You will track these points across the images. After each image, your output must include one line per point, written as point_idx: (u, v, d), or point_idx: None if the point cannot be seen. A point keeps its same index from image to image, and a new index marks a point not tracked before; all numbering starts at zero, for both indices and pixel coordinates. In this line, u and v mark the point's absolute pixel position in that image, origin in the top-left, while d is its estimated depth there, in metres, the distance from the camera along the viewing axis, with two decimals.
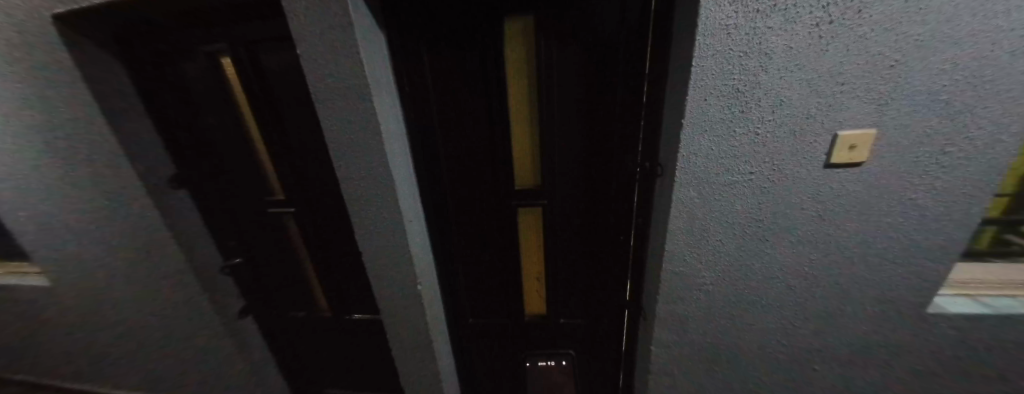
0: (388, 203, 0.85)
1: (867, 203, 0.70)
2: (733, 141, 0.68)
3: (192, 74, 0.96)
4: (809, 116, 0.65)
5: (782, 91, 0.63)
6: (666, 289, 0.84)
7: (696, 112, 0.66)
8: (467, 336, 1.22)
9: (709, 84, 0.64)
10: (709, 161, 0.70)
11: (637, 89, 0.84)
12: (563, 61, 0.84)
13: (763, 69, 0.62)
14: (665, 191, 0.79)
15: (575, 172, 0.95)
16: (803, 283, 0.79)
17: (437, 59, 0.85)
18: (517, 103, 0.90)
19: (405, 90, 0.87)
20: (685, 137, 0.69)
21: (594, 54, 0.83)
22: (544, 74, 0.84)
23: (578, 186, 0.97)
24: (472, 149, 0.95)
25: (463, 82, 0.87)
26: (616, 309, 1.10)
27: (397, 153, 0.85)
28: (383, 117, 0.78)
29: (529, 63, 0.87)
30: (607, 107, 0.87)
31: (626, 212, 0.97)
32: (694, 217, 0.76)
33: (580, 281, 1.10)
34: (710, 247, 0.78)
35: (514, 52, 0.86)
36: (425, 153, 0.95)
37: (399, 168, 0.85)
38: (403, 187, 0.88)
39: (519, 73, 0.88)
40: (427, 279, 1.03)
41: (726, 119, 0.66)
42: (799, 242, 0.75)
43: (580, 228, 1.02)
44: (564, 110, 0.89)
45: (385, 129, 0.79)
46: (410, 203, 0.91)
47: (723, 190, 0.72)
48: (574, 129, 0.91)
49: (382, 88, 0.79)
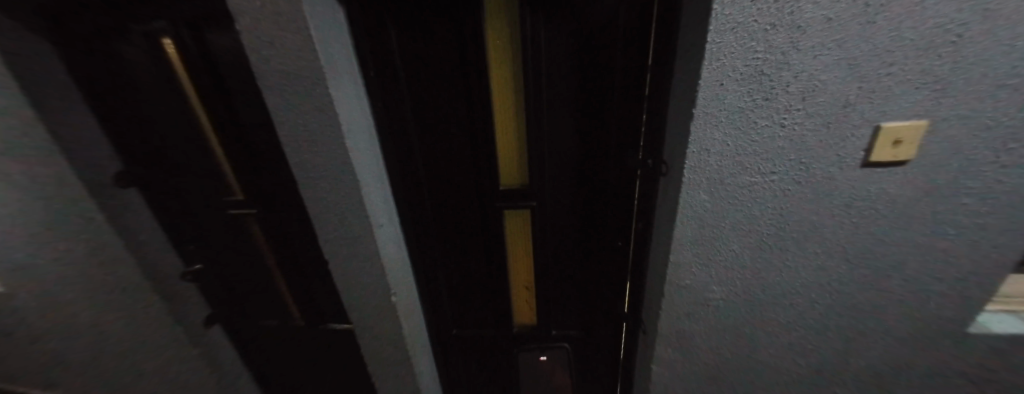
0: (353, 207, 0.74)
1: (910, 209, 0.59)
2: (754, 135, 0.57)
3: (132, 58, 0.84)
4: (848, 104, 0.54)
5: (816, 73, 0.52)
6: (669, 303, 0.74)
7: (712, 99, 0.55)
8: (451, 348, 1.12)
9: (728, 65, 0.53)
10: (724, 158, 0.59)
11: (639, 74, 0.73)
12: (553, 42, 0.72)
13: (794, 46, 0.51)
14: (671, 192, 0.68)
15: (568, 171, 0.85)
16: (827, 299, 0.68)
17: (408, 41, 0.74)
18: (502, 91, 0.79)
19: (370, 75, 0.74)
20: (696, 130, 0.58)
21: (591, 34, 0.71)
22: (532, 57, 0.72)
23: (572, 187, 0.86)
24: (451, 145, 0.85)
25: (439, 67, 0.76)
26: (611, 319, 1.00)
27: (363, 150, 0.73)
28: (344, 106, 0.66)
29: (515, 43, 0.74)
30: (605, 94, 0.76)
31: (624, 216, 0.86)
32: (704, 222, 0.65)
33: (573, 290, 1.00)
34: (723, 257, 0.68)
35: (496, 30, 0.73)
36: (398, 148, 0.83)
37: (366, 165, 0.74)
38: (371, 188, 0.76)
39: (503, 56, 0.76)
40: (404, 289, 0.92)
41: (748, 109, 0.55)
42: (826, 254, 0.64)
43: (575, 231, 0.92)
44: (555, 99, 0.77)
45: (346, 122, 0.67)
46: (381, 203, 0.80)
47: (739, 192, 0.61)
48: (567, 121, 0.80)
49: (343, 71, 0.66)
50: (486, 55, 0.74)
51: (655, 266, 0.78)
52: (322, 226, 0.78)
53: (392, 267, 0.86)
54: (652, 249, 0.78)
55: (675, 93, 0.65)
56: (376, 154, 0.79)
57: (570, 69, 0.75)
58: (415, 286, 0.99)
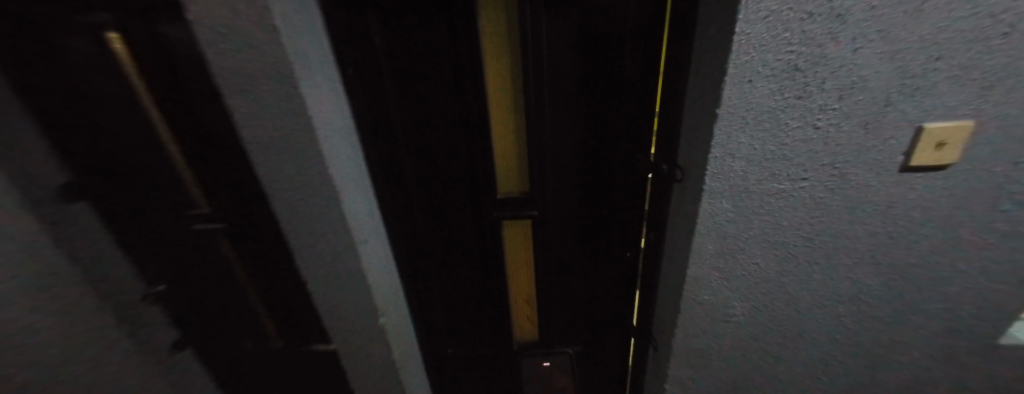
0: (334, 225, 0.66)
1: (947, 218, 0.54)
2: (784, 137, 0.51)
3: (60, 50, 0.65)
4: (888, 103, 0.48)
5: (855, 68, 0.46)
6: (684, 320, 0.69)
7: (738, 98, 0.49)
8: (446, 366, 1.05)
9: (758, 60, 0.46)
10: (749, 164, 0.53)
11: (647, 71, 0.67)
12: (555, 35, 0.65)
13: (832, 37, 0.45)
14: (687, 201, 0.62)
15: (571, 176, 0.78)
16: (857, 317, 0.63)
17: (389, 35, 0.66)
18: (498, 90, 0.71)
19: (348, 73, 0.65)
20: (719, 134, 0.51)
21: (596, 27, 0.64)
22: (532, 52, 0.65)
23: (576, 193, 0.80)
24: (443, 150, 0.77)
25: (429, 64, 0.68)
26: (616, 331, 0.95)
27: (344, 159, 0.64)
28: (319, 111, 0.56)
29: (512, 38, 0.67)
30: (611, 93, 0.70)
31: (632, 222, 0.81)
32: (725, 234, 0.59)
33: (577, 303, 0.93)
34: (744, 271, 0.62)
35: (492, 22, 0.65)
36: (385, 154, 0.76)
37: (348, 177, 0.65)
38: (354, 201, 0.67)
39: (499, 51, 0.68)
40: (394, 310, 0.84)
41: (778, 109, 0.49)
42: (859, 268, 0.58)
43: (580, 241, 0.86)
44: (557, 99, 0.71)
45: (325, 129, 0.58)
46: (367, 217, 0.72)
47: (765, 201, 0.56)
48: (570, 123, 0.73)
49: (318, 70, 0.57)
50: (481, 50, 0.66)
51: (668, 279, 0.72)
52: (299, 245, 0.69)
53: (381, 287, 0.77)
54: (663, 261, 0.72)
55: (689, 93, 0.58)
56: (359, 162, 0.70)
57: (573, 65, 0.68)
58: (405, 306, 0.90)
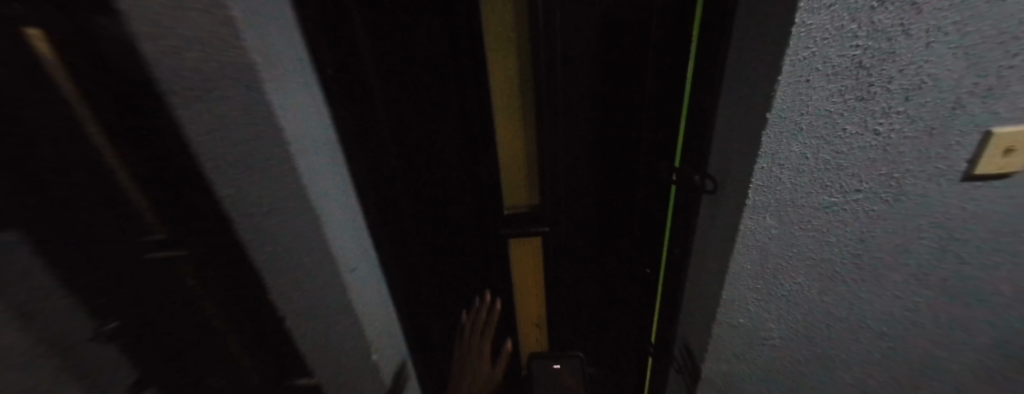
0: (311, 262, 0.52)
1: (1012, 234, 0.48)
2: (840, 145, 0.44)
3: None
4: (957, 105, 0.42)
5: (925, 65, 0.40)
6: (716, 345, 0.63)
7: (793, 101, 0.42)
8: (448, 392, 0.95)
9: (819, 56, 0.40)
10: (800, 176, 0.47)
11: (671, 71, 0.61)
12: (569, 28, 0.57)
13: (903, 29, 0.38)
14: (722, 215, 0.55)
15: (585, 187, 0.71)
16: (910, 343, 0.57)
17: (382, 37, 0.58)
18: (503, 93, 0.64)
19: (328, 74, 0.55)
20: (768, 141, 0.45)
21: (617, 23, 0.57)
22: (543, 49, 0.57)
23: (591, 206, 0.73)
24: (441, 164, 0.71)
25: (426, 66, 0.61)
26: (631, 352, 0.89)
27: (324, 177, 0.53)
28: (291, 121, 0.44)
29: (519, 34, 0.60)
30: (630, 96, 0.63)
31: (653, 238, 0.75)
32: (767, 253, 0.53)
33: (590, 323, 0.86)
34: (784, 293, 0.56)
35: (496, 17, 0.59)
36: (377, 170, 0.66)
37: (331, 200, 0.55)
38: (336, 226, 0.56)
39: (505, 50, 0.61)
40: (387, 342, 0.74)
41: (836, 113, 0.43)
42: (918, 290, 0.52)
43: (595, 258, 0.78)
44: (571, 102, 0.63)
45: (302, 144, 0.47)
46: (353, 240, 0.62)
47: (814, 215, 0.49)
48: (584, 129, 0.66)
49: (296, 72, 0.47)
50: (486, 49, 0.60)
51: (693, 300, 0.68)
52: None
53: (371, 319, 0.68)
54: (689, 281, 0.68)
55: (725, 97, 0.53)
56: (343, 178, 0.60)
57: (589, 64, 0.60)
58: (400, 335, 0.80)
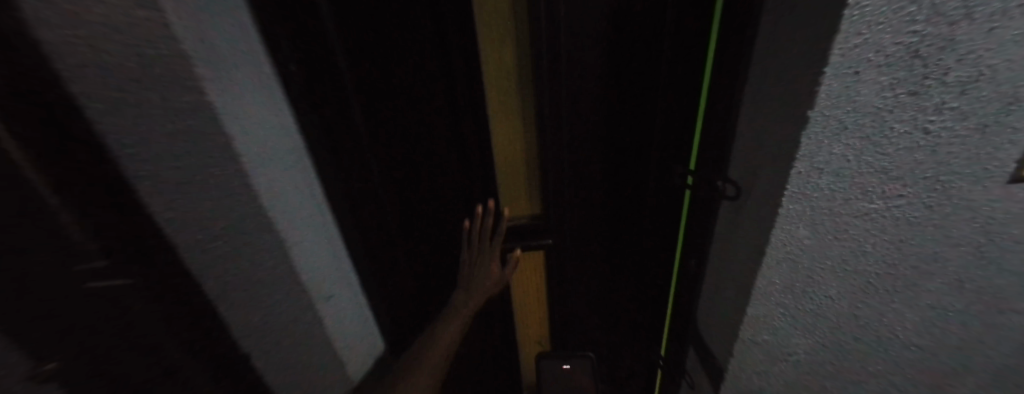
0: (277, 273, 0.53)
1: None
2: (885, 146, 0.39)
3: None
4: (1015, 100, 0.37)
5: (987, 55, 0.35)
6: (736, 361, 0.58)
7: (839, 96, 0.36)
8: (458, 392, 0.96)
9: (873, 44, 0.33)
10: (840, 181, 0.41)
11: (690, 66, 0.55)
12: (575, 21, 0.51)
13: (970, 12, 0.33)
14: (746, 221, 0.51)
15: (592, 191, 0.68)
16: (941, 357, 0.53)
17: (356, 36, 0.54)
18: (495, 94, 0.62)
19: (289, 69, 0.53)
20: (808, 144, 0.39)
21: (628, 17, 0.52)
22: (547, 45, 0.51)
23: (598, 212, 0.71)
24: (440, 169, 0.70)
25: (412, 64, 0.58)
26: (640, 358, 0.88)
27: (287, 185, 0.55)
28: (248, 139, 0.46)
29: (511, 33, 0.57)
30: (642, 95, 0.59)
31: (666, 243, 0.72)
32: (799, 266, 0.48)
33: (598, 330, 0.85)
34: (815, 308, 0.51)
35: (488, 16, 0.56)
36: (350, 167, 0.64)
37: (298, 207, 0.58)
38: (293, 229, 0.56)
39: (498, 50, 0.59)
40: (355, 343, 0.74)
41: (884, 110, 0.37)
42: (962, 303, 0.48)
43: (602, 262, 0.76)
44: (576, 103, 0.58)
45: (266, 157, 0.50)
46: (321, 244, 0.64)
47: (852, 224, 0.44)
48: (589, 131, 0.61)
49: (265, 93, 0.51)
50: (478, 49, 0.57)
51: (712, 310, 0.65)
52: (240, 323, 0.47)
53: (336, 322, 0.68)
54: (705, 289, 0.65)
55: (750, 94, 0.49)
56: (312, 183, 0.62)
57: (595, 62, 0.55)
58: (375, 329, 0.82)
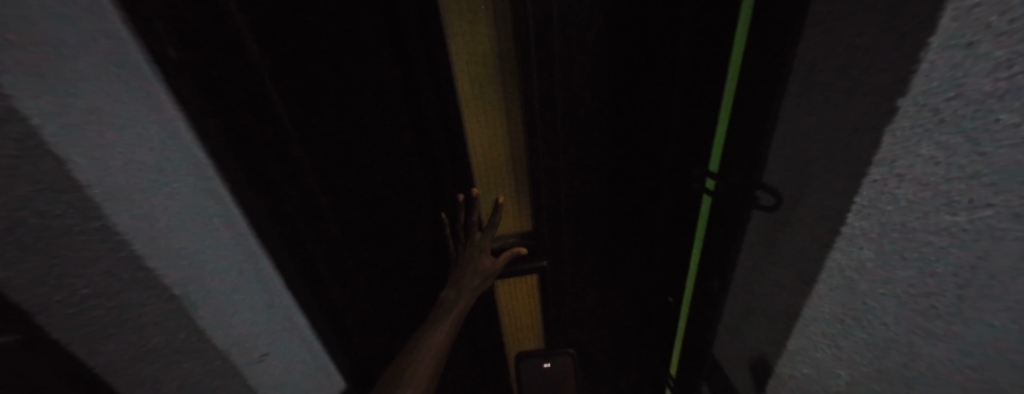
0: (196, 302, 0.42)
1: None
2: (991, 155, 0.24)
3: None
4: None
5: None
6: (781, 370, 0.55)
7: (943, 77, 0.25)
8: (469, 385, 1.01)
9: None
10: (918, 197, 0.30)
11: (704, 66, 0.51)
12: (565, 25, 0.53)
13: None
14: (795, 232, 0.46)
15: (585, 191, 0.70)
16: None
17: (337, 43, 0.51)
18: (481, 99, 0.58)
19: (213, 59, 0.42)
20: (891, 146, 0.31)
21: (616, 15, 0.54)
22: (534, 51, 0.50)
23: (587, 205, 0.73)
24: (435, 177, 0.67)
25: (403, 73, 0.56)
26: (636, 346, 0.94)
27: (177, 220, 0.40)
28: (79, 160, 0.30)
29: (500, 32, 0.52)
30: (631, 94, 0.61)
31: (674, 245, 0.70)
32: (854, 291, 0.40)
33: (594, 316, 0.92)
34: (864, 352, 0.41)
35: (469, 15, 0.50)
36: (341, 184, 0.61)
37: (200, 229, 0.43)
38: (213, 240, 0.45)
39: (483, 53, 0.54)
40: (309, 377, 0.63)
41: (994, 98, 0.22)
42: None
43: (595, 256, 0.80)
44: (568, 106, 0.59)
45: (132, 183, 0.35)
46: (245, 275, 0.50)
47: (903, 257, 0.33)
48: (576, 124, 0.62)
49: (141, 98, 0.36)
50: (455, 54, 0.52)
51: (752, 326, 0.60)
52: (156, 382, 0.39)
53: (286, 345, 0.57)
54: (736, 292, 0.62)
55: (796, 83, 0.40)
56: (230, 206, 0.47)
57: (574, 55, 0.55)
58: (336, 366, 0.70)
